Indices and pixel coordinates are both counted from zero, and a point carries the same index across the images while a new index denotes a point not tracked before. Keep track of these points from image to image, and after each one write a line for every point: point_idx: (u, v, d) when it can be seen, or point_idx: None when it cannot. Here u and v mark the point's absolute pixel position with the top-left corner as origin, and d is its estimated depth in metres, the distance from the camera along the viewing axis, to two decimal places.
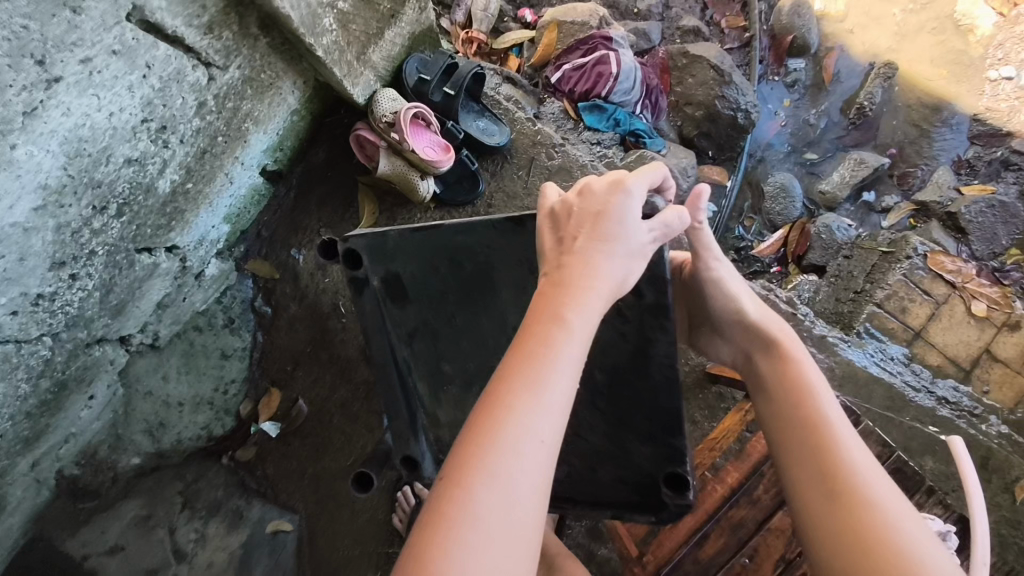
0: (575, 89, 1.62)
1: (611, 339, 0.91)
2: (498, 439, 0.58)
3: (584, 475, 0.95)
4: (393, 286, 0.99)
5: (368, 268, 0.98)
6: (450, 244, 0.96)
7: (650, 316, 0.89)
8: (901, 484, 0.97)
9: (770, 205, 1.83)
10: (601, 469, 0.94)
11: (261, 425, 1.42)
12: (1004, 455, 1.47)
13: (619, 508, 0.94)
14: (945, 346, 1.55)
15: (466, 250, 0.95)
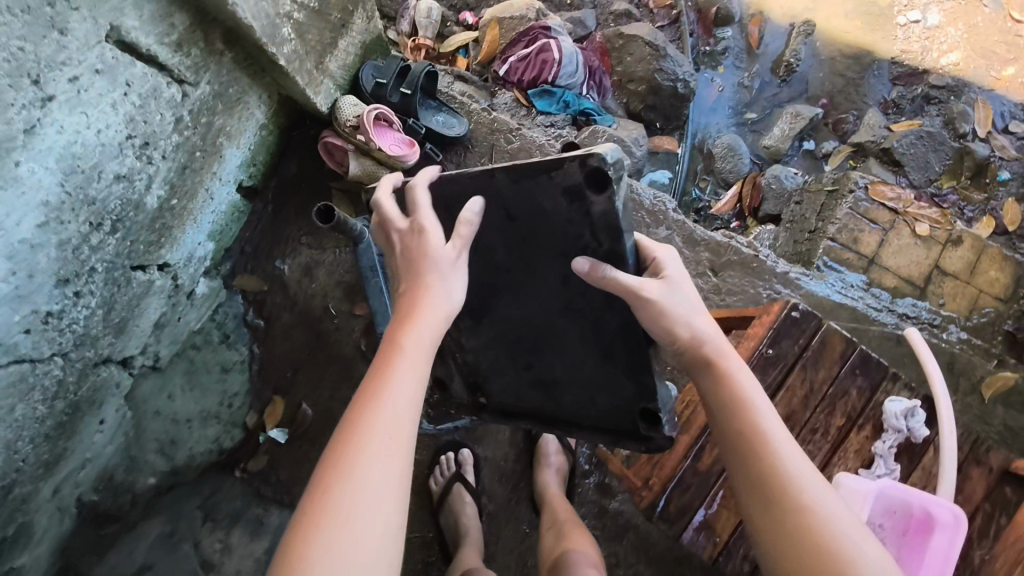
0: (523, 78, 1.72)
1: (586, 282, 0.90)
2: (356, 441, 0.64)
3: (585, 402, 1.02)
4: None
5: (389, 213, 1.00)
6: (447, 197, 0.91)
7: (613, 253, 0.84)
8: (872, 374, 1.03)
9: (721, 165, 1.94)
10: (599, 398, 1.00)
11: (269, 433, 1.46)
12: (967, 357, 1.61)
13: (617, 435, 1.02)
14: (898, 268, 1.67)
15: (460, 202, 0.91)
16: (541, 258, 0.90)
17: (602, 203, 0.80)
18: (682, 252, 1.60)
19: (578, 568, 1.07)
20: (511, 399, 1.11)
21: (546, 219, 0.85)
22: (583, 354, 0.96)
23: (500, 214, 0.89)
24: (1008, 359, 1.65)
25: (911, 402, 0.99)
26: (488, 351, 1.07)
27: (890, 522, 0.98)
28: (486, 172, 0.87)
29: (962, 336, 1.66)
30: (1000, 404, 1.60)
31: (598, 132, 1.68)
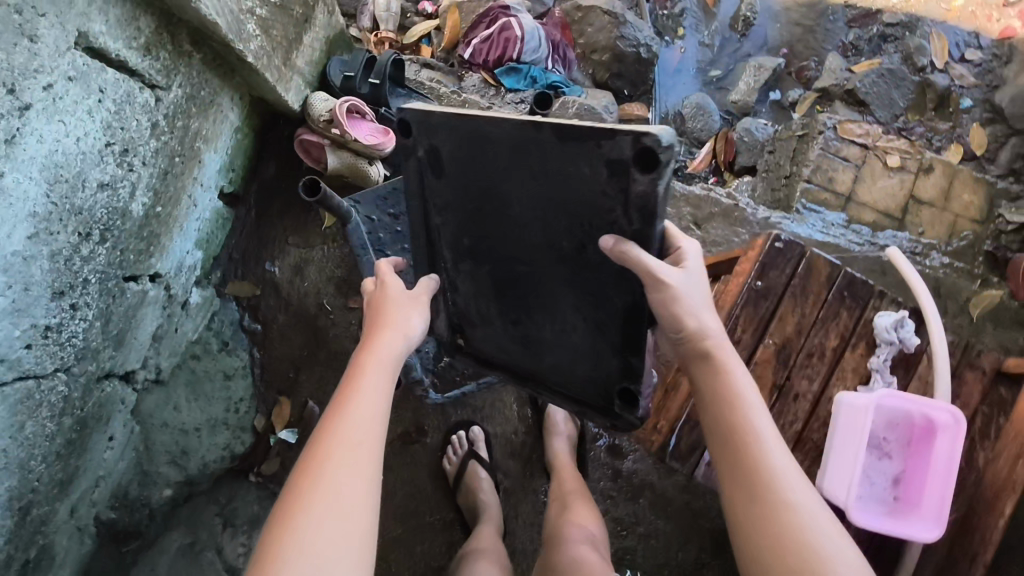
0: (488, 58, 1.75)
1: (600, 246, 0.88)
2: (330, 447, 0.74)
3: (564, 368, 1.04)
4: (434, 160, 0.92)
5: (416, 137, 0.92)
6: (483, 133, 0.84)
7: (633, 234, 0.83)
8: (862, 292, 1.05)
9: (692, 125, 1.98)
10: (580, 364, 1.02)
11: (279, 434, 1.45)
12: (952, 281, 1.66)
13: (585, 407, 1.05)
14: (875, 202, 1.71)
15: (494, 148, 0.85)
16: (564, 221, 0.86)
17: (643, 184, 0.76)
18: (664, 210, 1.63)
19: (574, 545, 1.09)
20: (486, 352, 1.12)
21: (580, 185, 0.81)
22: (575, 324, 0.97)
23: (535, 165, 0.83)
24: (991, 277, 1.69)
25: (899, 314, 1.01)
26: (477, 298, 1.05)
27: (895, 435, 1.01)
28: (528, 125, 0.79)
29: (943, 260, 1.70)
30: (989, 321, 1.64)
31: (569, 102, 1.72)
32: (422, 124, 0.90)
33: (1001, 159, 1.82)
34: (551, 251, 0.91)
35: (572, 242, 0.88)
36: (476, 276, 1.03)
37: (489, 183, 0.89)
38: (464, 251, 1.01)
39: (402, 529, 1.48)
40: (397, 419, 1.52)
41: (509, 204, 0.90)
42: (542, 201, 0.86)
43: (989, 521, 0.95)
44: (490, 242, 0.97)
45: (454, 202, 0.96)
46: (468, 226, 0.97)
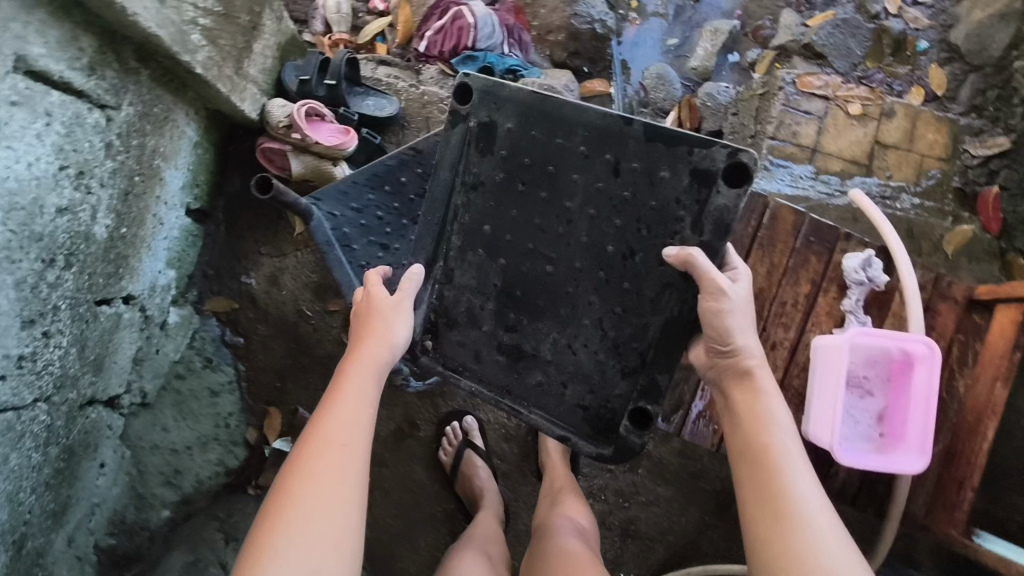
0: (443, 50, 1.75)
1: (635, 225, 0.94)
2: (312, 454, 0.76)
3: (553, 392, 1.05)
4: (484, 133, 0.98)
5: (473, 107, 0.98)
6: (557, 121, 0.95)
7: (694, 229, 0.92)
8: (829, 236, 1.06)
9: (654, 96, 1.98)
10: (572, 389, 1.04)
11: (273, 444, 1.45)
12: (924, 221, 1.68)
13: (571, 433, 1.05)
14: (841, 152, 1.72)
15: (558, 148, 0.96)
16: (618, 220, 0.95)
17: (725, 198, 0.90)
18: None
19: (561, 533, 1.12)
20: (455, 362, 1.08)
21: (653, 187, 0.93)
22: (589, 341, 1.01)
23: (606, 160, 0.94)
24: (961, 213, 1.72)
25: (865, 253, 1.01)
26: (475, 296, 1.05)
27: (875, 371, 1.02)
28: (620, 122, 0.92)
29: (914, 201, 1.71)
30: (963, 257, 1.66)
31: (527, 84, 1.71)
32: (487, 96, 0.97)
33: (961, 96, 1.81)
34: (590, 252, 0.97)
35: (618, 247, 0.96)
36: (484, 276, 1.03)
37: (546, 173, 0.97)
38: (476, 240, 1.02)
39: (407, 523, 1.49)
40: (391, 416, 1.53)
41: (560, 200, 0.97)
42: (597, 194, 0.95)
43: (972, 446, 0.97)
44: (517, 237, 1.00)
45: (489, 185, 1.00)
46: (492, 214, 1.01)
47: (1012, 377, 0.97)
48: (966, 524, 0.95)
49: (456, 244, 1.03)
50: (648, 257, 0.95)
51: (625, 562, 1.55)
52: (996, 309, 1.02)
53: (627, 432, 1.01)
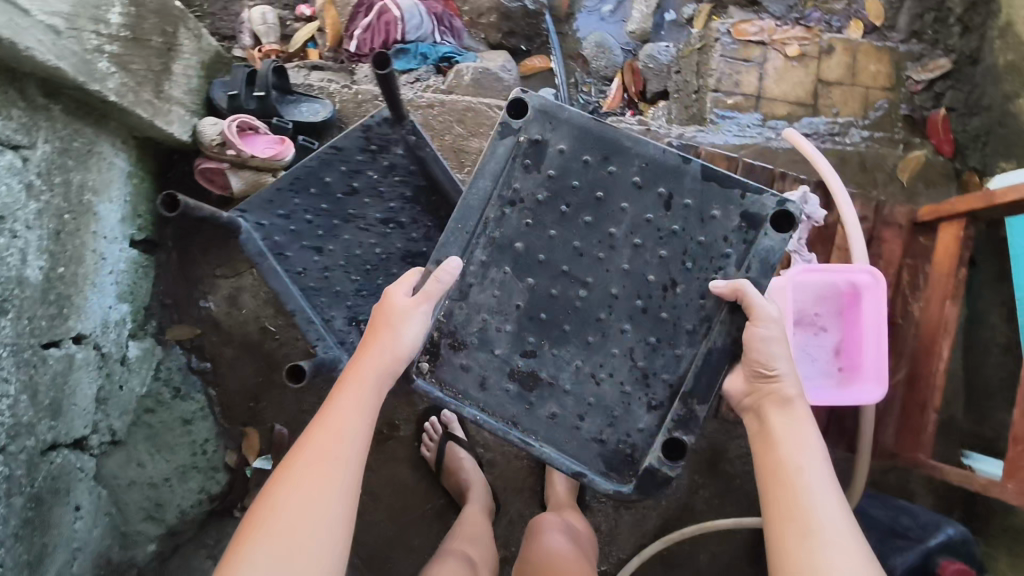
0: (374, 46, 1.72)
1: (672, 251, 0.97)
2: (299, 460, 0.78)
3: (567, 424, 1.01)
4: (533, 152, 0.97)
5: (525, 125, 0.97)
6: (611, 154, 0.97)
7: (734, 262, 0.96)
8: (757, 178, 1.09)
9: (596, 64, 2.00)
10: (589, 421, 1.01)
11: (254, 464, 1.44)
12: (875, 151, 1.66)
13: (585, 469, 1.01)
14: (785, 95, 1.71)
15: (607, 183, 0.97)
16: (662, 251, 0.97)
17: (768, 239, 0.94)
18: None
19: (548, 535, 1.17)
20: (454, 390, 1.00)
21: (701, 223, 0.96)
22: (618, 370, 1.00)
23: (658, 193, 0.96)
24: (912, 139, 1.71)
25: (800, 190, 1.04)
26: (494, 317, 1.00)
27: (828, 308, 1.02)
28: (679, 160, 0.95)
29: (863, 134, 1.70)
30: (920, 182, 1.65)
31: (462, 69, 1.69)
32: (545, 116, 0.96)
33: (901, 24, 1.80)
34: (629, 280, 0.98)
35: (659, 277, 0.98)
36: (509, 296, 0.99)
37: (593, 200, 0.97)
38: (503, 259, 0.99)
39: (399, 524, 1.49)
40: None
41: (604, 226, 0.98)
42: (645, 224, 0.97)
43: (930, 365, 0.98)
44: (550, 259, 0.98)
45: (529, 205, 0.98)
46: (526, 233, 0.98)
47: (960, 294, 0.97)
48: (931, 445, 0.96)
49: (479, 262, 0.99)
50: (689, 288, 0.98)
51: (621, 531, 1.56)
52: (940, 228, 1.02)
53: (655, 467, 0.99)
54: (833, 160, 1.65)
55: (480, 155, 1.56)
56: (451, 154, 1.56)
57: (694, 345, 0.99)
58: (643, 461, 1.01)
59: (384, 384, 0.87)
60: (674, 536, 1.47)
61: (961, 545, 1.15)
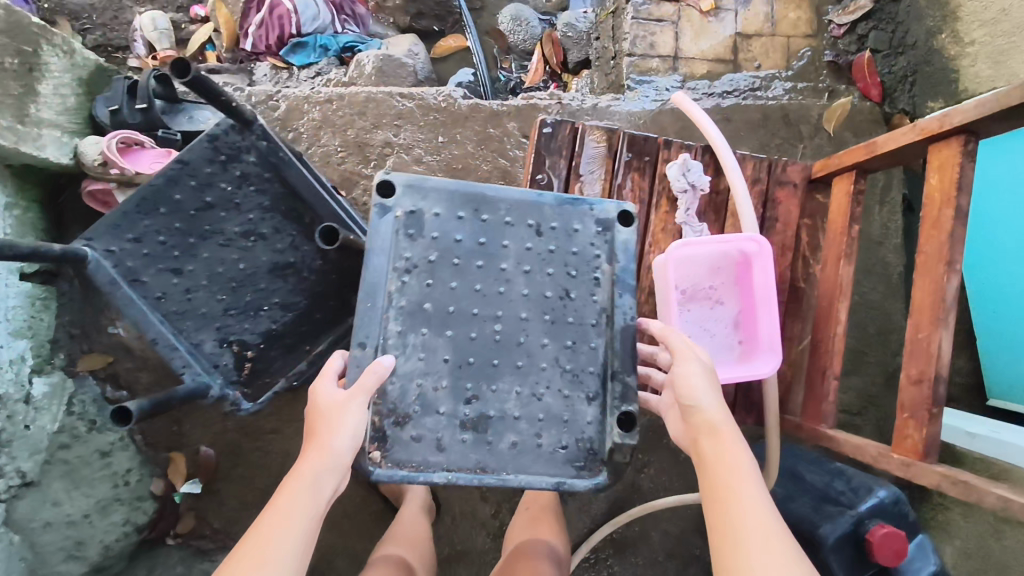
0: (269, 43, 1.64)
1: (562, 271, 0.99)
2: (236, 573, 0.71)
3: (528, 448, 0.95)
4: (411, 220, 0.97)
5: (398, 197, 0.97)
6: (478, 198, 0.99)
7: (608, 247, 1.01)
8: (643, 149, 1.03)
9: (515, 39, 1.92)
10: (547, 435, 0.96)
11: (182, 490, 1.44)
12: (799, 103, 1.60)
13: (561, 476, 0.95)
14: (703, 53, 1.64)
15: (486, 224, 0.98)
16: (549, 270, 0.99)
17: (624, 231, 1.00)
18: (489, 131, 1.52)
19: (537, 557, 1.13)
20: (413, 463, 0.92)
21: (571, 238, 1.00)
22: (552, 382, 0.97)
23: (531, 225, 0.99)
24: (837, 86, 1.63)
25: (682, 158, 1.02)
26: (426, 378, 0.95)
27: (720, 280, 0.99)
28: (533, 193, 1.00)
29: (786, 86, 1.63)
30: (847, 131, 1.59)
31: (362, 59, 1.60)
32: (411, 188, 0.97)
33: None
34: (531, 302, 0.98)
35: (555, 291, 0.98)
36: (433, 353, 0.95)
37: (477, 246, 0.98)
38: (416, 321, 0.95)
39: (340, 535, 1.46)
40: (298, 433, 1.48)
41: (495, 264, 0.98)
42: (528, 252, 0.98)
43: (828, 332, 0.93)
44: (460, 307, 0.96)
45: (424, 267, 0.96)
46: (429, 293, 0.96)
47: (853, 254, 0.92)
48: (832, 415, 0.92)
49: (394, 332, 0.94)
50: (582, 292, 0.99)
51: (569, 519, 1.52)
52: (832, 184, 0.97)
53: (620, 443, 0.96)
54: (757, 117, 1.58)
55: (385, 147, 1.50)
56: (355, 150, 1.49)
57: (604, 334, 0.99)
58: (604, 446, 0.97)
59: (324, 479, 0.80)
60: (621, 517, 1.40)
61: (891, 506, 1.13)
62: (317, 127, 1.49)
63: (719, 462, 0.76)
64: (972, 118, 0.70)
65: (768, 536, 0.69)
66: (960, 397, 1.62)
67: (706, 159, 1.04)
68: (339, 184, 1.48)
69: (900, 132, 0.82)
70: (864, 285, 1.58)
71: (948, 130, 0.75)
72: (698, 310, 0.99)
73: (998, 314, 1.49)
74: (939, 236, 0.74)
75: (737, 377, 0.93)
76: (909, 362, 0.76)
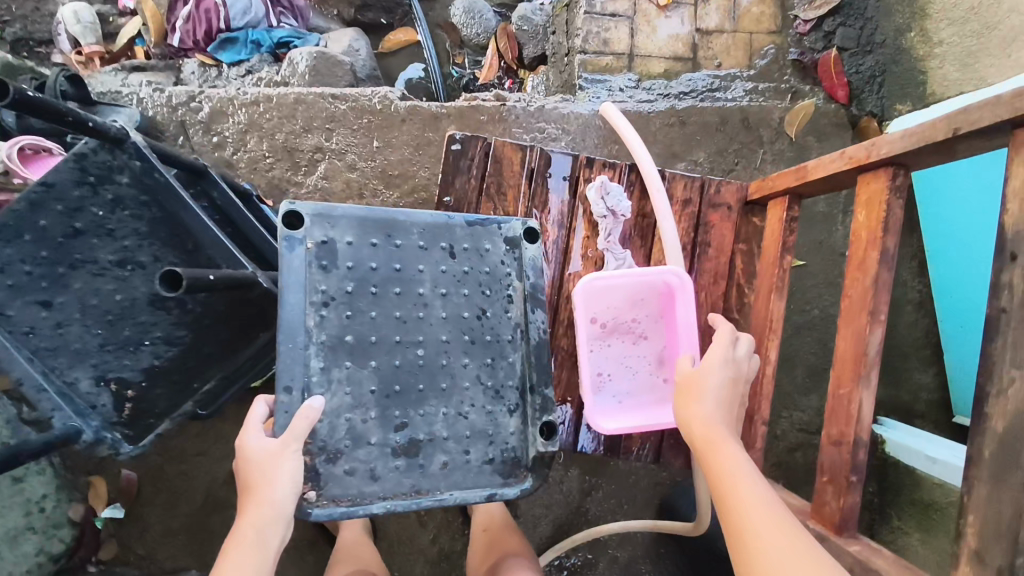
0: (197, 39, 1.53)
1: (475, 291, 0.94)
2: None
3: (458, 465, 0.90)
4: (324, 252, 0.87)
5: (309, 228, 0.87)
6: (389, 222, 0.92)
7: (512, 260, 0.96)
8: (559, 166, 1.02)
9: (469, 33, 1.77)
10: (475, 450, 0.91)
11: (102, 514, 1.40)
12: (759, 106, 1.50)
13: (489, 487, 0.91)
14: (659, 51, 1.53)
15: (398, 249, 0.91)
16: (464, 291, 0.94)
17: (530, 248, 0.97)
18: (427, 136, 1.42)
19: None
20: (349, 497, 0.85)
21: (482, 259, 0.95)
22: (476, 400, 0.92)
23: (443, 248, 0.93)
24: (801, 87, 1.53)
25: (599, 183, 1.01)
26: (355, 412, 0.86)
27: (644, 312, 0.99)
28: (442, 217, 0.94)
29: (746, 87, 1.53)
30: (810, 135, 1.51)
31: (295, 56, 1.50)
32: (319, 217, 0.88)
33: None
34: (451, 324, 0.92)
35: (472, 311, 0.93)
36: (359, 385, 0.87)
37: (393, 273, 0.90)
38: (339, 354, 0.86)
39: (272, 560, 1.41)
40: (225, 456, 1.45)
41: (414, 290, 0.91)
42: (443, 275, 0.92)
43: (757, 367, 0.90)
44: (382, 336, 0.89)
45: (342, 299, 0.87)
46: (349, 326, 0.88)
47: (784, 287, 0.89)
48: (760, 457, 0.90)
49: (318, 369, 0.85)
50: (497, 309, 0.95)
51: None
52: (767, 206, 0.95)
53: (542, 454, 0.93)
54: (714, 120, 1.49)
55: (316, 152, 1.41)
56: (284, 155, 1.40)
57: (520, 348, 0.95)
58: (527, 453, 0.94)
59: (269, 534, 0.79)
60: (567, 543, 1.33)
61: None
62: (243, 131, 1.40)
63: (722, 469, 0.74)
64: (899, 150, 0.72)
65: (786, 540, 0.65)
66: (924, 413, 1.53)
67: (628, 179, 1.03)
68: (266, 191, 1.40)
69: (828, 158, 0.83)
70: (825, 298, 1.48)
71: (875, 160, 0.76)
72: (620, 345, 0.99)
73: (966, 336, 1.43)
74: (864, 279, 0.75)
75: (653, 426, 0.94)
76: (831, 418, 0.77)
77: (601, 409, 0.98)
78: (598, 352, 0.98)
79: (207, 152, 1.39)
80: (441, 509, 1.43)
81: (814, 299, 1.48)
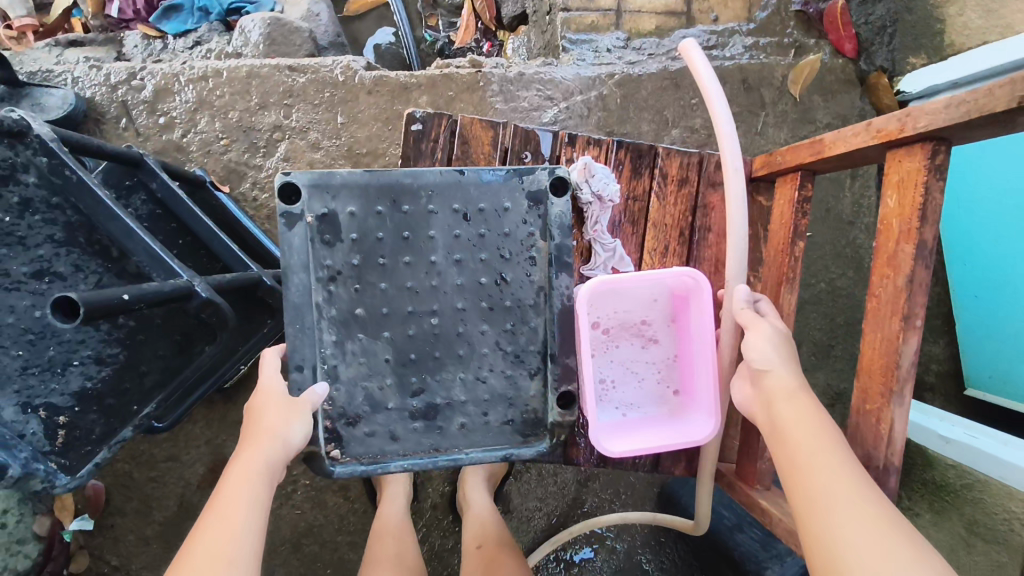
0: (138, 7, 1.41)
1: (495, 254, 0.80)
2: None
3: (477, 427, 0.80)
4: (325, 222, 0.76)
5: (305, 201, 0.76)
6: (397, 183, 0.77)
7: (541, 216, 0.80)
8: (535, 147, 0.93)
9: None
10: (494, 412, 0.81)
11: (70, 527, 1.28)
12: (760, 64, 1.37)
13: (507, 446, 0.80)
14: (650, 6, 1.39)
15: (405, 210, 0.78)
16: (481, 256, 0.79)
17: (560, 204, 0.80)
18: (394, 109, 1.29)
19: None
20: (371, 455, 0.79)
21: (500, 219, 0.80)
22: (495, 365, 0.80)
23: (456, 210, 0.79)
24: (805, 41, 1.38)
25: (584, 164, 0.91)
26: (371, 380, 0.79)
27: (656, 313, 0.89)
28: (455, 172, 0.78)
29: (746, 43, 1.39)
30: (815, 93, 1.38)
31: (247, 23, 1.35)
32: (317, 188, 0.76)
33: None
34: (468, 291, 0.79)
35: (491, 276, 0.80)
36: (373, 356, 0.79)
37: (401, 241, 0.78)
38: (351, 328, 0.78)
39: None
40: (196, 460, 1.32)
41: (424, 258, 0.78)
42: (457, 240, 0.79)
43: None
44: (394, 308, 0.78)
45: (350, 273, 0.77)
46: (360, 297, 0.78)
47: (795, 277, 0.81)
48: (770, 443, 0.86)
49: (331, 342, 0.78)
50: (517, 272, 0.80)
51: None
52: (777, 183, 0.88)
53: (562, 422, 0.80)
54: None
55: (275, 131, 1.28)
56: (239, 136, 1.27)
57: (544, 313, 0.81)
58: (549, 414, 0.81)
59: (274, 474, 0.69)
60: (559, 537, 1.19)
61: None
62: (193, 109, 1.27)
63: (788, 425, 0.68)
64: (939, 124, 0.61)
65: (870, 521, 0.58)
66: (935, 386, 1.42)
67: (619, 155, 0.94)
68: (223, 177, 1.27)
69: (851, 131, 0.73)
70: (832, 270, 1.37)
71: (910, 135, 0.66)
72: (627, 346, 0.89)
73: (998, 321, 1.27)
74: (896, 278, 0.66)
75: (669, 444, 0.82)
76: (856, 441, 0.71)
77: (607, 424, 0.87)
78: (603, 356, 0.89)
79: (154, 136, 1.26)
80: (430, 507, 1.35)
81: (821, 271, 1.37)
